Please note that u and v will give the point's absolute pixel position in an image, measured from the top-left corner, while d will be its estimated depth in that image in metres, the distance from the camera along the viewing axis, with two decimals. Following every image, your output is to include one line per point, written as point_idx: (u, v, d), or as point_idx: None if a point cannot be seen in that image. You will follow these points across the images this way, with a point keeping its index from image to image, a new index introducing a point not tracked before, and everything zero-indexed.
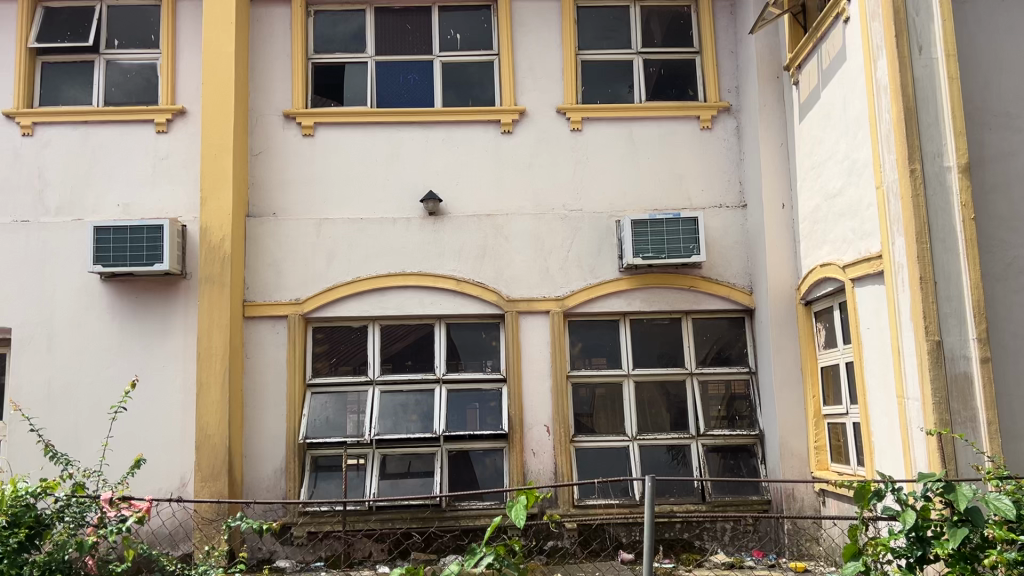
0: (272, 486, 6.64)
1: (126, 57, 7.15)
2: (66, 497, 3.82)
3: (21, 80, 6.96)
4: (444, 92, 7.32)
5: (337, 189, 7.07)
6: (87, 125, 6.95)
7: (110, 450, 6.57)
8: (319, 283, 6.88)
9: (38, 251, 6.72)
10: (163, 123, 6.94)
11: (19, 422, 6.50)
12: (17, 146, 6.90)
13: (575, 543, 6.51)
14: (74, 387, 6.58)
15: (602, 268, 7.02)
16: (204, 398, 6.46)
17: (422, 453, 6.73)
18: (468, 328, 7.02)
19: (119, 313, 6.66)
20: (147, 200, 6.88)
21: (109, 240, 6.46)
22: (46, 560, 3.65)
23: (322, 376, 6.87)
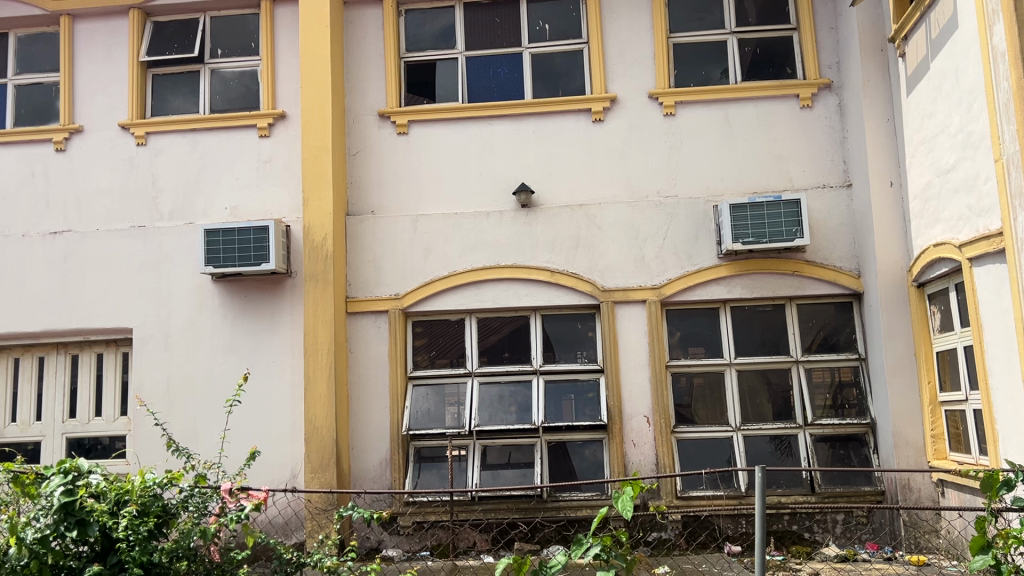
0: (377, 477, 6.81)
1: (229, 65, 7.42)
2: (190, 488, 3.93)
3: (134, 92, 7.32)
4: (535, 84, 7.31)
5: (432, 185, 7.16)
6: (195, 132, 7.25)
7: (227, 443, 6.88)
8: (416, 277, 6.99)
9: (154, 255, 7.06)
10: (265, 128, 7.18)
11: (144, 416, 6.88)
12: (132, 155, 7.26)
13: (679, 534, 6.44)
14: (191, 384, 6.90)
15: (700, 255, 6.88)
16: (312, 393, 6.65)
17: (522, 444, 6.79)
18: (564, 320, 7.01)
19: (230, 312, 6.94)
20: (252, 203, 7.14)
21: (220, 241, 6.73)
22: (173, 547, 3.71)
23: (421, 369, 6.98)
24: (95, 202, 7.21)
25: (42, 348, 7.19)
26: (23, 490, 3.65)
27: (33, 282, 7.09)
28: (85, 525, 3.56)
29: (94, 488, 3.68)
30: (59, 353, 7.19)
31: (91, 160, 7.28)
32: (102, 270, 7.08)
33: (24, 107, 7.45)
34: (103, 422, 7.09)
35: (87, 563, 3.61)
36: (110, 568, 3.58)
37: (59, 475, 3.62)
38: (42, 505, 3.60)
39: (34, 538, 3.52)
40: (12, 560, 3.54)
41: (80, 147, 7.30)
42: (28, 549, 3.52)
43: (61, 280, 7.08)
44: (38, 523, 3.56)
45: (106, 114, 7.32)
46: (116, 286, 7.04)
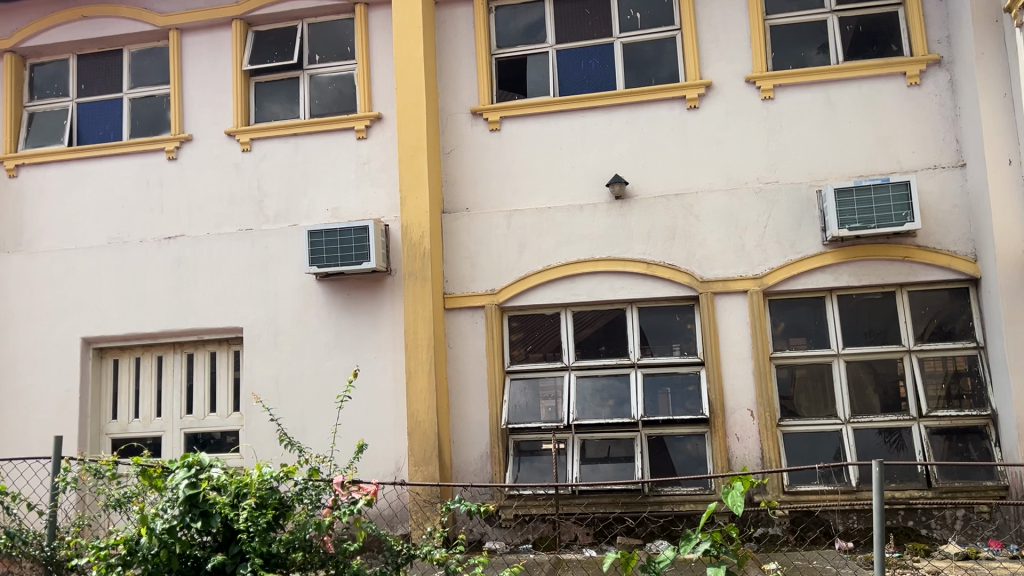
0: (479, 470, 6.89)
1: (327, 70, 7.62)
2: (303, 481, 3.91)
3: (239, 100, 7.60)
4: (627, 74, 7.23)
5: (525, 180, 7.18)
6: (297, 137, 7.48)
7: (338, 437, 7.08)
8: (513, 272, 7.01)
9: (261, 256, 7.31)
10: (362, 130, 7.36)
11: (258, 411, 7.16)
12: (238, 161, 7.55)
13: (786, 530, 6.25)
14: (299, 379, 7.13)
15: (803, 242, 6.67)
16: (414, 388, 6.77)
17: (622, 438, 6.73)
18: (662, 311, 6.91)
19: (334, 310, 7.14)
20: (352, 203, 7.32)
21: (322, 242, 6.93)
22: (290, 539, 3.75)
23: (519, 364, 7.01)
24: (205, 208, 7.54)
25: (160, 348, 7.56)
26: (152, 483, 3.82)
27: (151, 285, 7.46)
28: (209, 517, 3.70)
29: (215, 481, 3.78)
30: (176, 352, 7.54)
31: (200, 167, 7.60)
32: (213, 271, 7.38)
33: (139, 119, 7.84)
34: (217, 418, 7.41)
35: (211, 552, 3.74)
36: (232, 558, 3.70)
37: (182, 469, 3.76)
38: (168, 497, 3.75)
39: (163, 528, 3.67)
40: (143, 550, 3.69)
41: (191, 155, 7.63)
42: (157, 539, 3.68)
43: (176, 282, 7.42)
44: (165, 514, 3.70)
45: (214, 122, 7.64)
46: (226, 287, 7.34)
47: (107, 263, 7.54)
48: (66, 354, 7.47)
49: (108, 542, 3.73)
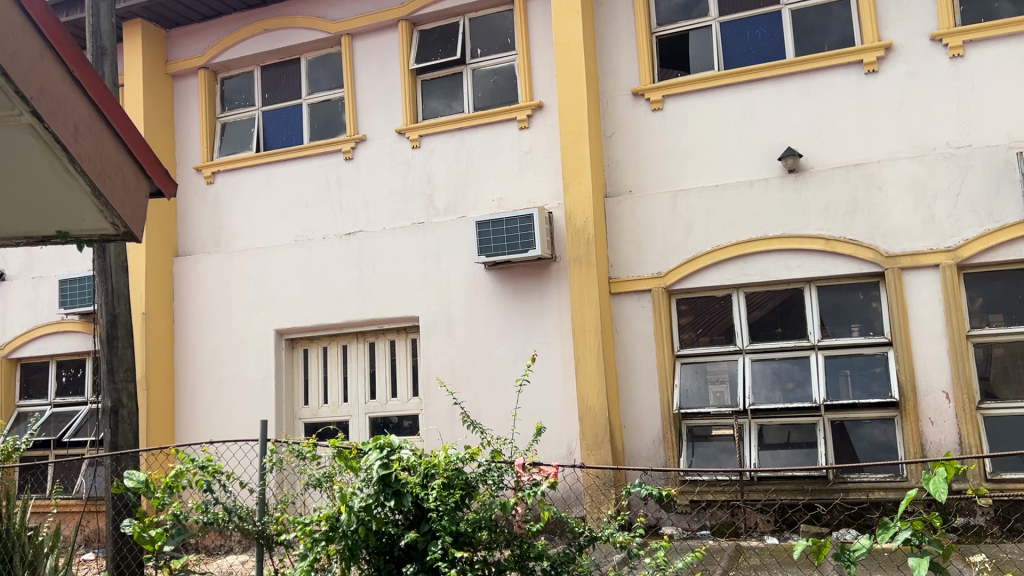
0: (651, 456, 6.83)
1: (489, 62, 7.76)
2: (487, 462, 4.03)
3: (407, 98, 7.89)
4: (797, 42, 6.89)
5: (691, 159, 7.02)
6: (462, 131, 7.69)
7: (518, 420, 7.22)
8: (680, 254, 6.88)
9: (432, 247, 7.58)
10: (525, 119, 7.45)
11: (436, 396, 7.46)
12: (409, 158, 7.85)
13: (990, 520, 5.80)
14: (473, 365, 7.34)
15: (1001, 210, 6.13)
16: (583, 370, 6.81)
17: (802, 423, 6.47)
18: (842, 290, 6.56)
19: (503, 298, 7.29)
20: (517, 192, 7.44)
21: (490, 232, 7.09)
22: (476, 518, 3.87)
23: (689, 347, 6.89)
24: (380, 203, 7.90)
25: (345, 337, 8.02)
26: (347, 464, 4.05)
27: (333, 279, 7.91)
28: (400, 495, 3.86)
29: (406, 462, 3.93)
30: (359, 341, 7.97)
31: (374, 166, 7.97)
32: (389, 264, 7.72)
33: (317, 123, 8.32)
34: (398, 403, 7.77)
35: (404, 530, 3.91)
36: (423, 535, 3.85)
37: (376, 450, 3.93)
38: (363, 477, 3.94)
39: (360, 506, 3.85)
40: (343, 526, 3.87)
41: (365, 155, 8.01)
42: (356, 516, 3.85)
43: (356, 276, 7.83)
44: (361, 493, 3.88)
45: (385, 121, 7.98)
46: (402, 279, 7.67)
47: (294, 259, 8.07)
48: (262, 345, 8.08)
49: (312, 519, 3.95)
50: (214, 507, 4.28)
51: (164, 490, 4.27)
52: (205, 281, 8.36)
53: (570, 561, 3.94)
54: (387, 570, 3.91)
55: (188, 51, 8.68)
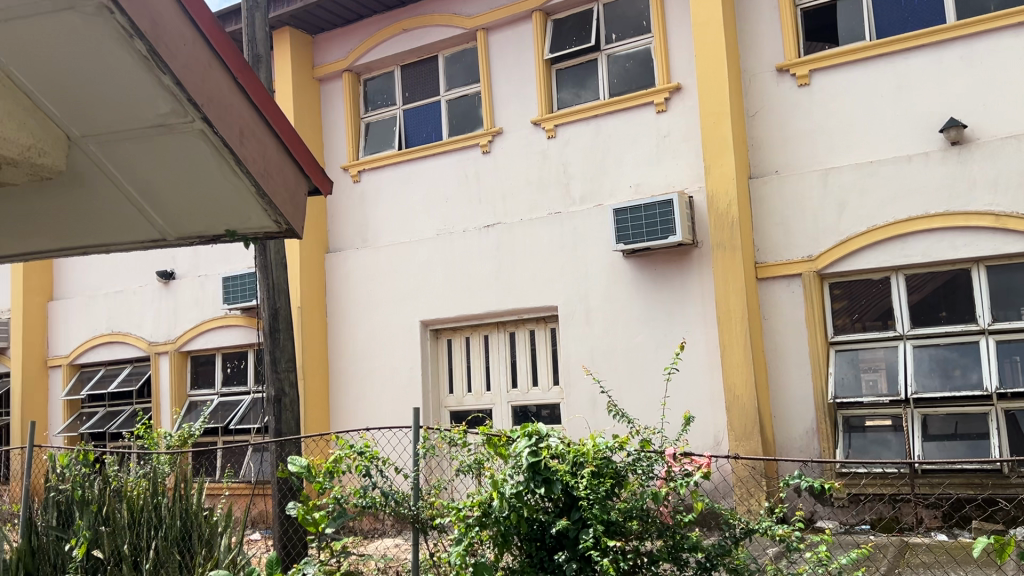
0: (804, 447, 6.56)
1: (624, 48, 7.66)
2: (636, 452, 3.98)
3: (542, 88, 7.91)
4: (958, 3, 6.41)
5: (842, 136, 6.68)
6: (598, 118, 7.63)
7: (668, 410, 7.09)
8: (831, 236, 6.56)
9: (570, 236, 7.56)
10: (662, 103, 7.30)
11: (578, 385, 7.46)
12: (545, 148, 7.86)
13: None
14: (615, 353, 7.29)
15: None
16: (729, 358, 6.63)
17: (972, 413, 6.05)
18: (1016, 270, 6.05)
19: (643, 285, 7.19)
20: (656, 178, 7.31)
21: (628, 219, 7.00)
22: (627, 507, 3.84)
23: (843, 333, 6.58)
24: (518, 194, 7.96)
25: (486, 327, 8.14)
26: (497, 451, 4.09)
27: (473, 271, 8.04)
28: (551, 482, 3.85)
29: (555, 450, 3.93)
30: (500, 331, 8.07)
31: (512, 157, 8.03)
32: (528, 254, 7.78)
33: (455, 118, 8.49)
34: (540, 391, 7.82)
35: (555, 517, 3.92)
36: (574, 524, 3.85)
37: (523, 438, 3.92)
38: (513, 463, 3.96)
39: (512, 492, 3.86)
40: (496, 512, 3.90)
41: (502, 147, 8.09)
42: (507, 503, 3.87)
43: (496, 267, 7.93)
44: (512, 480, 3.90)
45: (521, 112, 8.03)
46: (541, 269, 7.70)
47: (437, 252, 8.26)
48: (408, 336, 8.34)
49: (465, 504, 4.00)
50: (371, 491, 4.44)
51: (324, 474, 4.48)
52: (354, 276, 8.71)
53: (727, 553, 3.84)
54: (539, 557, 3.93)
55: (332, 55, 9.05)
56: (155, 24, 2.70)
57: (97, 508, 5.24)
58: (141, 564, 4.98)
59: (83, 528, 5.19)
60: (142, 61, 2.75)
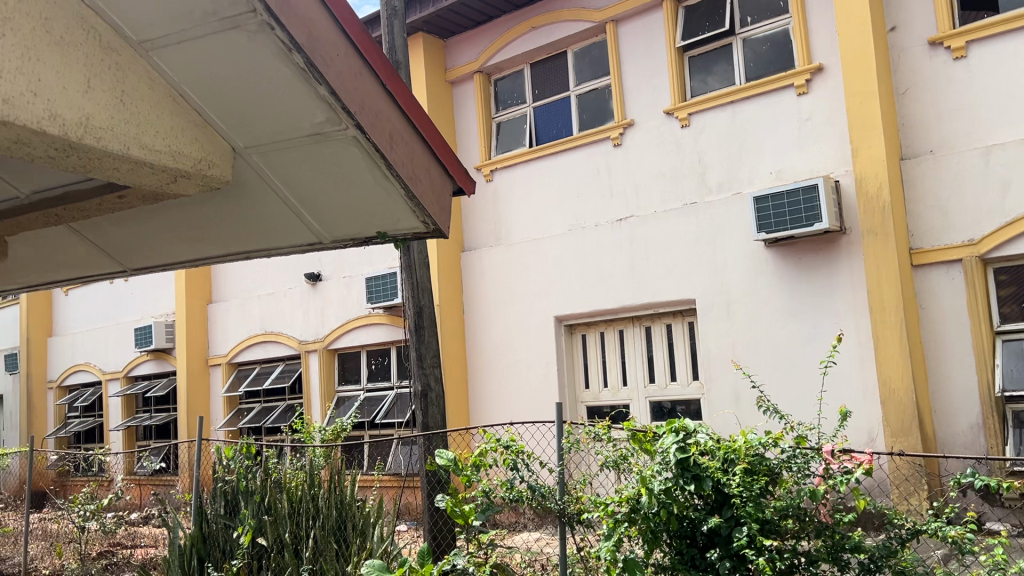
0: (970, 443, 6.15)
1: (760, 30, 7.41)
2: (791, 449, 3.86)
3: (675, 77, 7.76)
4: None
5: (1005, 110, 6.21)
6: (734, 104, 7.42)
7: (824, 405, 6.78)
8: (995, 217, 6.11)
9: (708, 227, 7.40)
10: (803, 85, 7.02)
11: (720, 379, 7.29)
12: (679, 137, 7.72)
13: None
14: (758, 346, 7.07)
15: None
16: (883, 349, 6.31)
17: None
18: None
19: (787, 275, 6.94)
20: (797, 164, 7.04)
21: (770, 207, 6.78)
22: (783, 505, 3.74)
23: (1011, 322, 6.13)
24: (652, 186, 7.84)
25: (621, 322, 8.06)
26: (642, 447, 4.04)
27: (608, 265, 7.99)
28: (701, 480, 3.78)
29: (703, 446, 3.86)
30: (635, 326, 7.97)
31: (645, 149, 7.93)
32: (664, 247, 7.65)
33: (587, 112, 8.46)
34: (679, 386, 7.69)
35: (706, 514, 3.84)
36: (726, 522, 3.75)
37: (670, 434, 3.84)
38: (661, 460, 3.89)
39: (661, 489, 3.80)
40: (645, 508, 3.84)
41: (635, 139, 8.00)
42: (656, 499, 3.82)
43: (630, 260, 7.84)
44: (661, 476, 3.84)
45: (654, 103, 7.91)
46: (678, 261, 7.56)
47: (571, 247, 8.26)
48: (545, 331, 8.38)
49: (613, 499, 3.98)
50: (518, 485, 4.51)
51: (471, 467, 4.54)
52: (489, 273, 8.85)
53: (892, 555, 3.63)
54: (690, 555, 3.86)
55: (464, 57, 9.22)
56: (311, 36, 2.82)
57: (261, 499, 5.55)
58: (302, 552, 5.22)
59: (249, 516, 5.47)
60: (300, 73, 2.88)
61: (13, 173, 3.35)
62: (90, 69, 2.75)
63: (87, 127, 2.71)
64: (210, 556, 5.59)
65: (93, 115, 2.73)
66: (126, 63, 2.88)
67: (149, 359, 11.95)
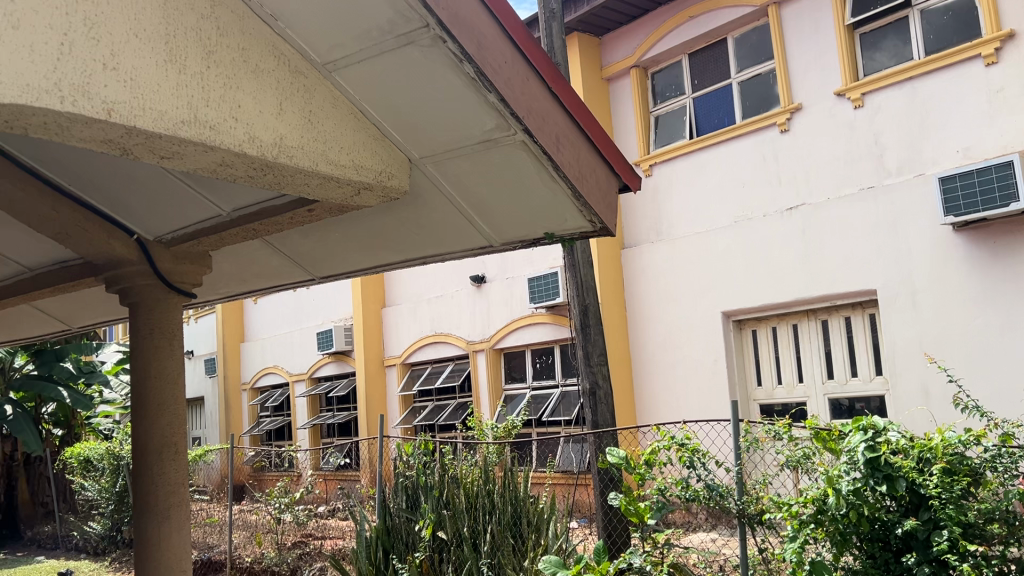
0: None
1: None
2: (996, 448, 3.67)
3: (845, 56, 7.37)
4: None
5: None
6: (912, 80, 6.96)
7: None
8: None
9: (888, 212, 6.99)
10: (992, 54, 6.48)
11: (907, 374, 6.86)
12: (852, 119, 7.33)
13: None
14: (949, 338, 6.60)
15: None
16: None
17: None
18: None
19: (979, 260, 6.43)
20: (987, 140, 6.50)
21: (958, 189, 6.35)
22: (989, 509, 3.53)
23: None
24: (823, 172, 7.49)
25: (795, 316, 7.74)
26: (827, 446, 3.90)
27: (778, 257, 7.70)
28: (893, 480, 3.58)
29: (895, 445, 3.68)
30: (811, 320, 7.63)
31: (815, 134, 7.58)
32: (839, 236, 7.30)
33: (750, 100, 8.20)
34: (860, 382, 7.30)
35: (900, 517, 3.64)
36: (924, 525, 3.55)
37: (858, 432, 3.68)
38: (848, 459, 3.72)
39: (849, 489, 3.62)
40: (832, 510, 3.67)
41: (803, 124, 7.67)
42: (845, 501, 3.63)
43: (803, 250, 7.53)
44: (849, 476, 3.66)
45: (822, 86, 7.55)
46: (855, 250, 7.18)
47: (738, 240, 8.03)
48: (713, 327, 8.18)
49: (798, 500, 3.81)
50: (694, 484, 4.40)
51: (644, 465, 4.48)
52: (653, 269, 8.74)
53: None
54: (883, 560, 3.66)
55: (620, 53, 9.18)
56: (481, 46, 2.90)
57: (439, 494, 5.73)
58: (480, 546, 5.36)
59: (430, 510, 5.67)
60: (471, 82, 2.97)
61: (217, 193, 3.68)
62: (282, 93, 2.96)
63: (281, 147, 2.92)
64: (394, 548, 5.82)
65: (285, 136, 2.94)
66: (312, 84, 3.08)
67: (330, 360, 12.71)
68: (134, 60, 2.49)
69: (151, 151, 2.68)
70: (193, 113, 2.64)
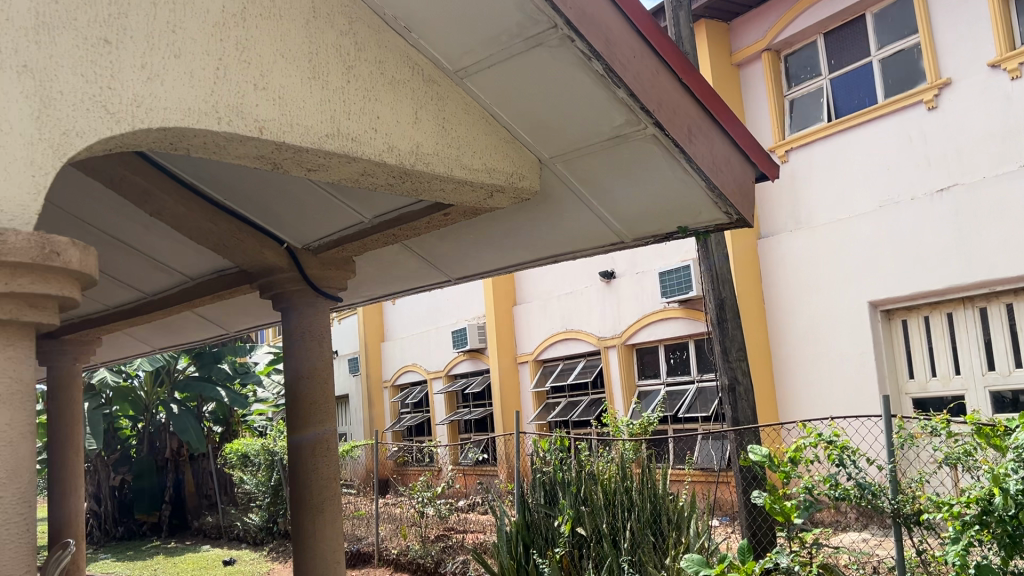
0: None
1: None
2: None
3: (1000, 24, 6.85)
4: None
5: None
6: None
7: None
8: None
9: None
10: None
11: None
12: (1009, 92, 6.82)
13: None
14: None
15: None
16: None
17: None
18: None
19: None
20: None
21: None
22: None
23: None
24: (978, 150, 7.01)
25: (949, 304, 7.28)
26: (990, 443, 3.68)
27: (929, 242, 7.27)
28: None
29: None
30: (967, 307, 7.15)
31: (967, 109, 7.10)
32: (997, 217, 6.81)
33: (893, 77, 7.77)
34: None
35: None
36: None
37: None
38: (1015, 457, 3.49)
39: (1017, 489, 3.39)
40: (998, 511, 3.45)
41: (954, 99, 7.20)
42: (1014, 501, 3.41)
43: (956, 234, 7.07)
44: (1016, 475, 3.43)
45: (974, 57, 7.06)
46: (1015, 232, 6.68)
47: (883, 225, 7.63)
48: (858, 317, 7.83)
49: (961, 500, 3.61)
50: (843, 482, 4.21)
51: (789, 463, 4.33)
52: (791, 259, 8.43)
53: None
54: None
55: (750, 37, 8.91)
56: (610, 42, 2.89)
57: (577, 489, 5.74)
58: (619, 543, 5.34)
59: (567, 506, 5.69)
60: (599, 79, 2.97)
61: (359, 200, 3.84)
62: (417, 102, 3.06)
63: (417, 155, 3.02)
64: (534, 543, 5.88)
65: (421, 144, 3.04)
66: (445, 91, 3.16)
67: (466, 358, 13.00)
68: (282, 79, 2.64)
69: (299, 165, 2.83)
70: (336, 127, 2.77)
